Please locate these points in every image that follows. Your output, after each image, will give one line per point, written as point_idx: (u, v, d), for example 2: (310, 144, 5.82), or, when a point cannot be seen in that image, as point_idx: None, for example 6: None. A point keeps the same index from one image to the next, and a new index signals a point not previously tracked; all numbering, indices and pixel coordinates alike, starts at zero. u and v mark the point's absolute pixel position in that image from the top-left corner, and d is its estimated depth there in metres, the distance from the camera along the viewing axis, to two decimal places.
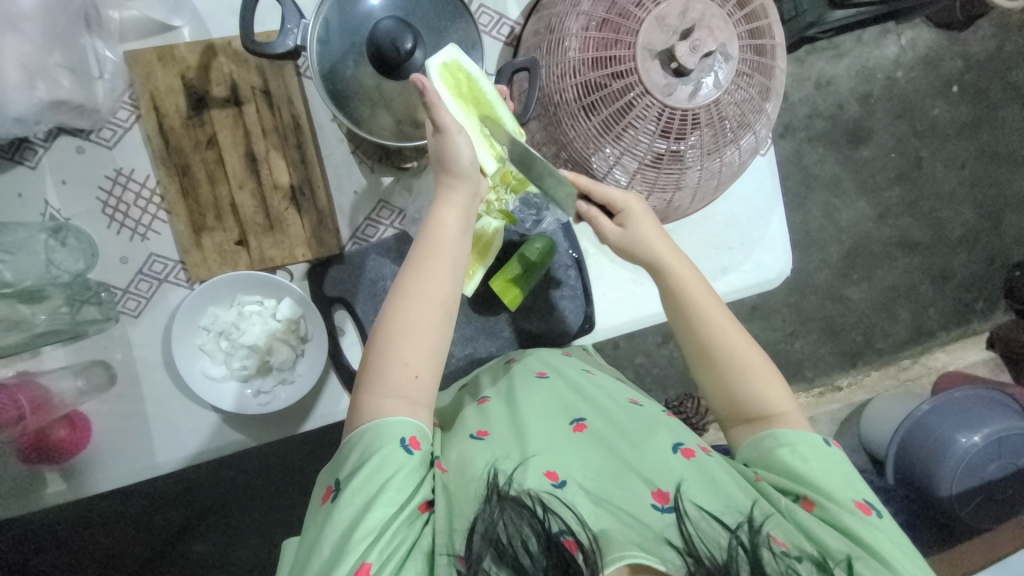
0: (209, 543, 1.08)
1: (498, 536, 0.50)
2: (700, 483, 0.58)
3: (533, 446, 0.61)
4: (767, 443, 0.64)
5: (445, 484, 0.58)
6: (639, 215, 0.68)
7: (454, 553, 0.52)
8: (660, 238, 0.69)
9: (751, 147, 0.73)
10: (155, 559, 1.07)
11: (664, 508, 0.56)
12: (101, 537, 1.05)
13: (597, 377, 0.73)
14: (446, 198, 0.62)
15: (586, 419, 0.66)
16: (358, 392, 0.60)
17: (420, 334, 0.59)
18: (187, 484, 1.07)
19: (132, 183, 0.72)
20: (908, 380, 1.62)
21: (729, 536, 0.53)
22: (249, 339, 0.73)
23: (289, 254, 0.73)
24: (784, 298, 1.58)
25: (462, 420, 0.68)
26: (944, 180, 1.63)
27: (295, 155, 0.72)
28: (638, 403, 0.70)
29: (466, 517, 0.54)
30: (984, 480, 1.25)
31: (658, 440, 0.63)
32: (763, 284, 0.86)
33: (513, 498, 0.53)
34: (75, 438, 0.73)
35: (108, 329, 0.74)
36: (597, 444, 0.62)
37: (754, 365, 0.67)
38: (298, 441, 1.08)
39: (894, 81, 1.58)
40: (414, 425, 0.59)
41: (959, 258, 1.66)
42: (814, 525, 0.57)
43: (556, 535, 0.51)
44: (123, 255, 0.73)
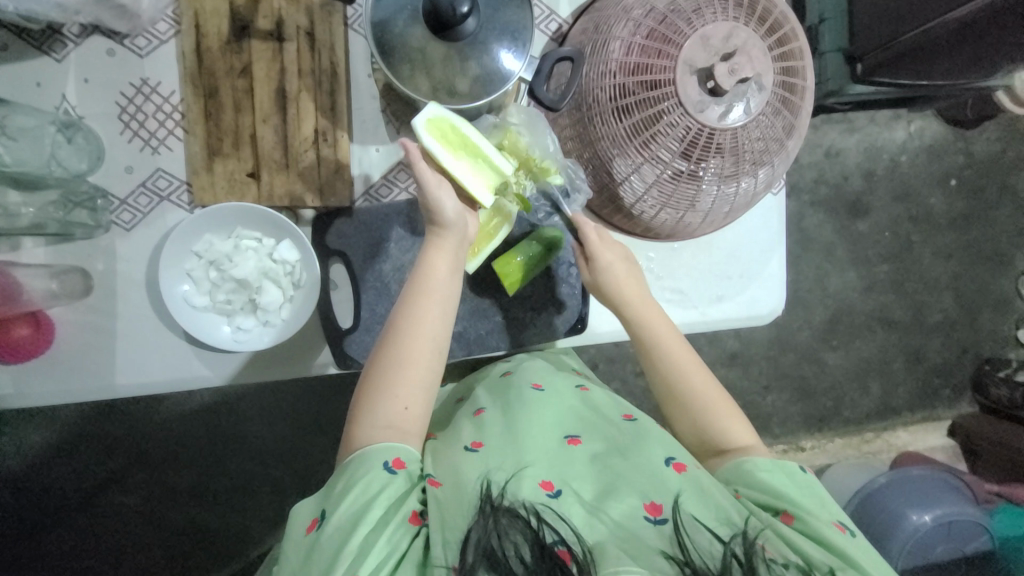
0: (141, 497, 1.04)
1: (492, 547, 0.48)
2: (694, 496, 0.57)
3: (528, 456, 0.59)
4: (747, 466, 0.63)
5: (438, 497, 0.56)
6: (613, 261, 0.74)
7: (448, 565, 0.50)
8: (632, 279, 0.74)
9: (766, 181, 0.75)
10: (83, 501, 1.03)
11: (658, 521, 0.54)
12: (32, 467, 1.01)
13: (592, 396, 0.72)
14: (436, 246, 0.67)
15: (581, 434, 0.64)
16: (351, 426, 0.61)
17: (405, 370, 0.62)
18: (133, 429, 1.03)
19: (156, 95, 0.71)
20: (868, 453, 1.65)
21: (722, 547, 0.52)
22: (239, 273, 0.71)
23: (297, 196, 0.72)
24: (763, 350, 1.61)
25: (457, 433, 0.67)
26: (929, 266, 1.70)
27: (325, 100, 0.72)
28: (631, 420, 0.68)
29: (460, 527, 0.52)
30: (929, 560, 1.27)
31: (649, 452, 0.61)
32: (753, 319, 0.88)
33: (507, 508, 0.52)
34: (35, 339, 0.70)
35: (96, 236, 0.71)
36: (594, 459, 0.61)
37: (716, 402, 0.69)
38: (259, 405, 1.05)
39: (898, 164, 1.65)
40: (401, 448, 0.59)
41: (934, 343, 1.71)
42: (799, 538, 0.57)
43: (550, 545, 0.49)
44: (129, 164, 0.72)
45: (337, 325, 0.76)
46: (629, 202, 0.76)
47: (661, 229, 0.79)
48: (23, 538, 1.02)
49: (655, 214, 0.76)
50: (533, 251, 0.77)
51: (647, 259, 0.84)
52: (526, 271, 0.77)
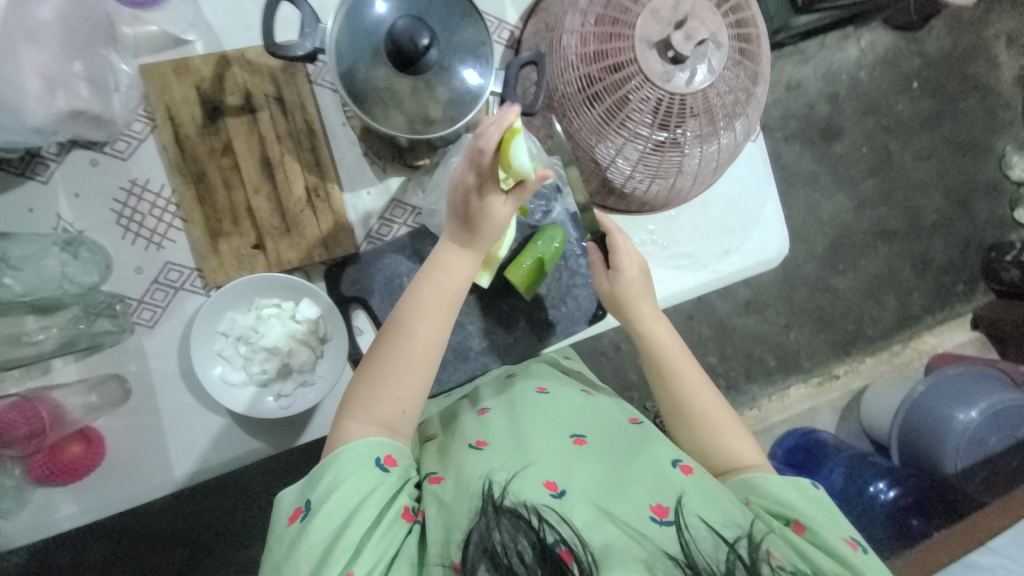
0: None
1: (493, 546, 0.53)
2: (699, 494, 0.60)
3: (535, 455, 0.62)
4: (758, 481, 0.67)
5: (440, 499, 0.60)
6: (628, 272, 0.76)
7: (449, 562, 0.54)
8: (641, 293, 0.77)
9: (744, 130, 0.77)
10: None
11: (664, 522, 0.56)
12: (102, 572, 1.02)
13: (597, 399, 0.74)
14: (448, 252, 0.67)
15: (587, 434, 0.66)
16: (348, 410, 0.63)
17: (408, 378, 0.63)
18: (186, 526, 1.05)
19: (147, 192, 0.73)
20: (901, 364, 1.67)
21: (729, 550, 0.54)
22: (269, 342, 0.73)
23: (305, 255, 0.74)
24: (775, 291, 1.62)
25: (461, 432, 0.69)
26: (913, 171, 1.73)
27: (309, 158, 0.74)
28: (638, 424, 0.71)
29: (462, 529, 0.56)
30: (987, 453, 1.29)
31: (657, 453, 0.64)
32: (763, 264, 0.90)
33: (509, 509, 0.55)
34: (89, 454, 0.71)
35: (123, 340, 0.73)
36: (601, 459, 0.63)
37: (722, 420, 0.73)
38: (298, 478, 1.05)
39: (858, 81, 1.68)
40: (392, 445, 0.61)
41: (937, 243, 1.74)
42: (807, 547, 0.59)
43: (552, 547, 0.52)
44: (138, 264, 0.73)
45: None
46: (619, 183, 0.78)
47: (655, 201, 0.81)
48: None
49: (647, 187, 0.78)
50: (542, 252, 0.78)
51: (647, 232, 0.86)
52: (540, 275, 0.80)
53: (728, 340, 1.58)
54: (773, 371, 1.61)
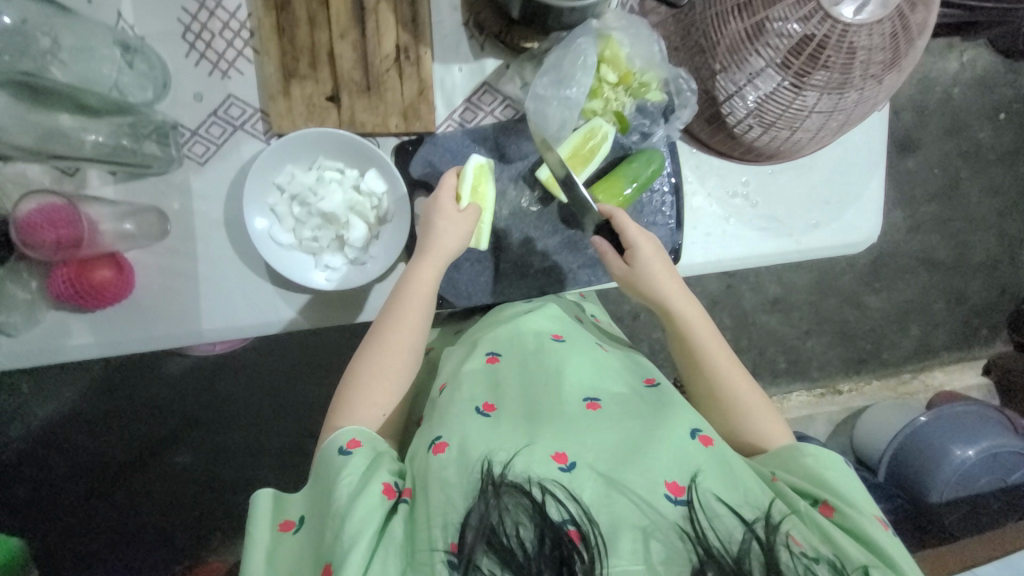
0: (193, 455, 1.10)
1: (491, 526, 0.47)
2: (716, 473, 0.54)
3: (541, 428, 0.56)
4: (789, 454, 0.61)
5: (438, 471, 0.53)
6: (649, 254, 0.67)
7: (444, 545, 0.48)
8: (667, 274, 0.68)
9: (887, 90, 0.69)
10: (140, 460, 1.09)
11: (680, 500, 0.51)
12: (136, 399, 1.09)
13: (609, 358, 0.68)
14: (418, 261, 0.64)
15: (600, 399, 0.60)
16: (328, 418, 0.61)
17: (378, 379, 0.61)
18: (185, 391, 1.10)
19: (220, 10, 0.64)
20: (905, 393, 1.65)
21: (744, 530, 0.50)
22: (326, 207, 0.67)
23: (381, 122, 0.67)
24: (805, 295, 1.58)
25: (463, 382, 0.63)
26: (977, 204, 1.65)
27: (406, 12, 0.65)
28: (655, 387, 0.65)
29: (458, 509, 0.49)
30: (973, 492, 1.30)
31: (673, 418, 0.58)
32: (848, 247, 0.84)
33: (509, 485, 0.49)
34: (119, 282, 0.66)
35: (170, 172, 0.67)
36: (613, 425, 0.57)
37: (753, 405, 0.66)
38: (301, 363, 1.11)
39: (950, 96, 1.57)
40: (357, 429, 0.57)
41: (976, 283, 1.68)
42: (833, 529, 0.55)
43: (559, 525, 0.48)
44: (198, 91, 0.66)
45: None
46: (733, 121, 0.70)
47: (764, 150, 0.74)
48: (83, 497, 1.08)
49: (761, 133, 0.71)
50: (634, 172, 0.71)
51: (741, 184, 0.79)
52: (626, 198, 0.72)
53: (746, 333, 1.54)
54: (781, 373, 1.59)
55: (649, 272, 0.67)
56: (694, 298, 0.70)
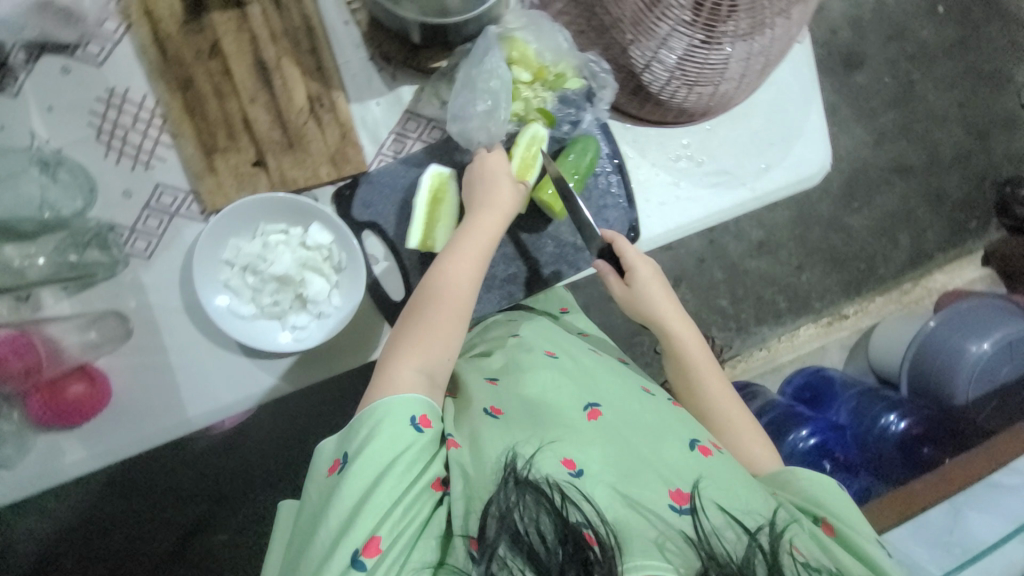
0: (228, 533, 1.07)
1: (515, 525, 0.47)
2: (716, 480, 0.54)
3: (553, 430, 0.55)
4: (786, 476, 0.62)
5: (461, 466, 0.53)
6: (647, 278, 0.71)
7: (467, 535, 0.49)
8: (667, 303, 0.72)
9: (798, 22, 0.69)
10: (177, 551, 1.06)
11: (682, 510, 0.51)
12: (153, 495, 1.06)
13: (608, 362, 0.68)
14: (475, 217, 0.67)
15: (601, 406, 0.59)
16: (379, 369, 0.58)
17: (447, 328, 0.61)
18: (203, 472, 1.07)
19: (128, 104, 0.64)
20: (911, 303, 1.64)
21: (747, 538, 0.49)
22: (279, 270, 0.67)
23: (312, 174, 0.67)
24: (788, 231, 1.57)
25: (470, 394, 0.63)
26: (935, 101, 1.64)
27: (310, 62, 0.65)
28: (651, 393, 0.65)
29: (482, 498, 0.50)
30: (998, 384, 1.25)
31: (673, 431, 0.59)
32: (804, 182, 0.83)
33: (531, 484, 0.49)
34: (93, 393, 0.66)
35: (118, 273, 0.67)
36: (617, 435, 0.56)
37: (743, 424, 0.68)
38: (311, 416, 1.09)
39: (882, 4, 1.57)
40: (424, 405, 0.56)
41: (953, 179, 1.67)
42: (833, 545, 0.55)
43: (575, 526, 0.47)
44: (126, 188, 0.66)
45: (391, 299, 0.72)
46: (657, 89, 0.70)
47: (695, 109, 0.73)
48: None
49: (686, 94, 0.71)
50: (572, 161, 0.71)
51: (682, 147, 0.79)
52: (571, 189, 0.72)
53: (739, 283, 1.53)
54: (783, 312, 1.56)
55: (648, 293, 0.71)
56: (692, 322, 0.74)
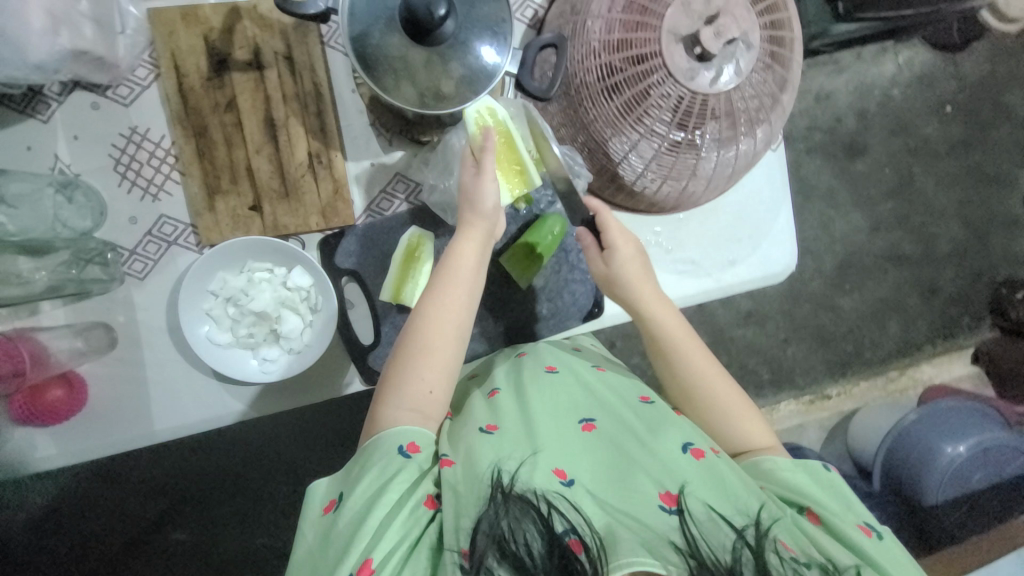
0: (190, 531, 1.06)
1: (502, 532, 0.47)
2: (706, 485, 0.55)
3: (543, 440, 0.58)
4: (767, 465, 0.62)
5: (450, 482, 0.54)
6: (627, 254, 0.71)
7: (458, 549, 0.49)
8: (644, 280, 0.71)
9: (765, 139, 0.74)
10: (133, 546, 1.05)
11: (672, 510, 0.53)
12: (113, 493, 1.04)
13: (608, 375, 0.70)
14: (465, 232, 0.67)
15: (596, 419, 0.62)
16: (376, 403, 0.61)
17: (440, 350, 0.62)
18: (168, 470, 1.05)
19: (147, 142, 0.72)
20: (895, 391, 1.52)
21: (735, 536, 0.51)
22: (258, 306, 0.72)
23: (302, 222, 0.73)
24: (779, 304, 1.47)
25: (471, 411, 0.64)
26: (934, 197, 1.56)
27: (314, 123, 0.72)
28: (650, 402, 0.66)
29: (471, 516, 0.50)
30: (968, 490, 1.18)
31: (664, 437, 0.59)
32: (767, 279, 0.87)
33: (519, 496, 0.51)
34: (70, 398, 0.71)
35: (112, 289, 0.72)
36: (607, 447, 0.59)
37: (732, 403, 0.68)
38: (281, 433, 1.07)
39: (890, 99, 1.50)
40: (417, 433, 0.58)
41: (947, 273, 1.57)
42: (820, 535, 0.55)
43: (560, 536, 0.49)
44: (133, 215, 0.72)
45: (359, 341, 0.77)
46: (630, 180, 0.75)
47: (665, 202, 0.79)
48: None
49: (658, 188, 0.76)
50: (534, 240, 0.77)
51: (654, 234, 0.84)
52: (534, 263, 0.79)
53: (722, 351, 1.44)
54: (765, 384, 1.46)
55: (626, 272, 0.71)
56: (670, 300, 0.72)
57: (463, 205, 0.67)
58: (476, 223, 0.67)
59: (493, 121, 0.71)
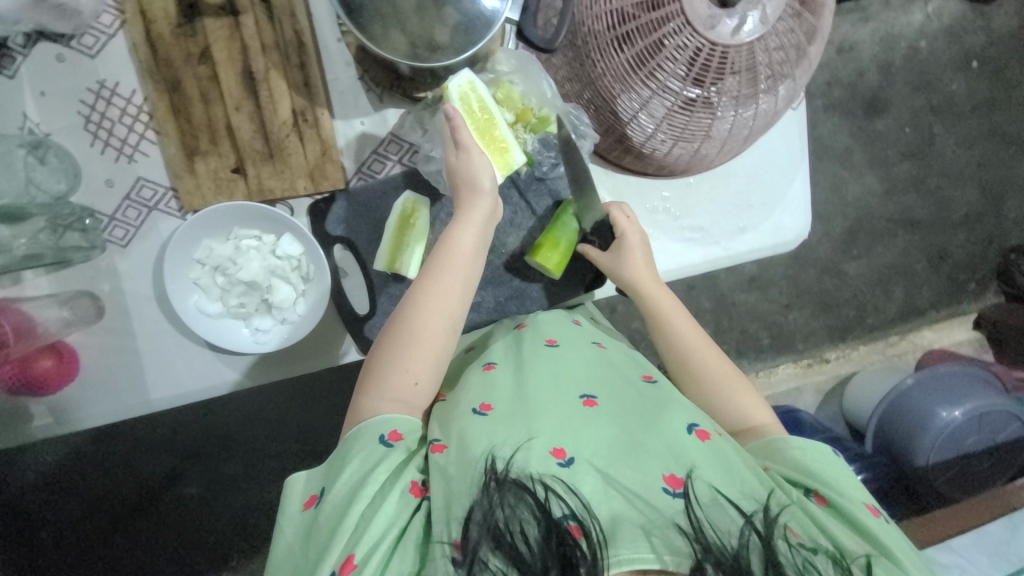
0: (200, 486, 1.08)
1: (496, 523, 0.45)
2: (712, 463, 0.53)
3: (541, 421, 0.55)
4: (777, 446, 0.60)
5: (442, 467, 0.52)
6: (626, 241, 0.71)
7: (448, 541, 0.47)
8: (644, 266, 0.71)
9: (787, 96, 0.69)
10: (146, 502, 1.07)
11: (677, 492, 0.50)
12: (122, 453, 1.05)
13: (609, 355, 0.67)
14: (462, 216, 0.64)
15: (597, 396, 0.59)
16: (359, 394, 0.59)
17: (428, 338, 0.60)
18: (176, 429, 1.06)
19: (117, 98, 0.67)
20: (894, 356, 1.51)
21: (742, 522, 0.48)
22: (246, 276, 0.69)
23: (289, 186, 0.69)
24: (784, 269, 1.44)
25: (464, 389, 0.62)
26: (953, 159, 1.49)
27: (297, 76, 0.67)
28: (652, 381, 0.64)
29: (463, 504, 0.48)
30: (960, 452, 1.18)
31: (669, 418, 0.57)
32: (778, 247, 0.84)
33: (514, 482, 0.48)
34: (61, 370, 0.68)
35: (94, 258, 0.69)
36: (610, 423, 0.56)
37: (730, 380, 0.66)
38: (284, 396, 1.07)
39: (917, 51, 1.40)
40: (397, 421, 0.56)
41: (958, 238, 1.53)
42: (827, 520, 0.53)
43: (559, 521, 0.46)
44: (109, 178, 0.68)
45: (354, 311, 0.74)
46: (639, 142, 0.70)
47: (675, 165, 0.74)
48: (99, 542, 1.06)
49: (669, 150, 0.70)
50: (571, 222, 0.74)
51: (662, 199, 0.79)
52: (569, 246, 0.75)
53: (725, 316, 1.41)
54: (765, 350, 1.45)
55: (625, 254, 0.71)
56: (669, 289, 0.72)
57: (460, 183, 0.64)
58: (474, 204, 0.64)
59: (475, 95, 0.65)
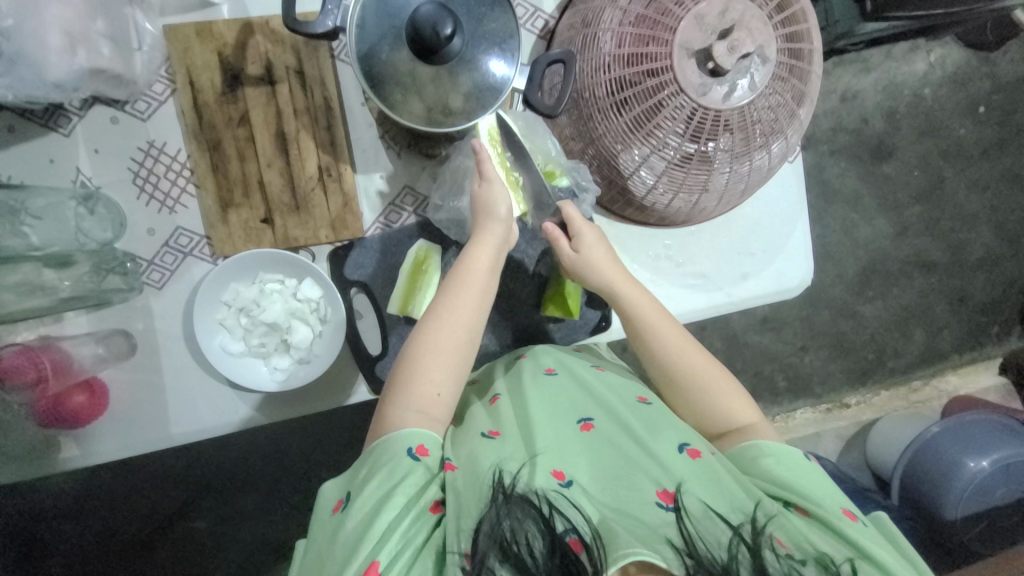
0: (207, 522, 1.09)
1: (503, 533, 0.46)
2: (705, 482, 0.53)
3: (541, 442, 0.57)
4: (753, 452, 0.60)
5: (455, 485, 0.53)
6: (592, 242, 0.71)
7: (461, 551, 0.48)
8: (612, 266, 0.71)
9: (781, 153, 0.72)
10: (158, 533, 1.09)
11: (670, 508, 0.51)
12: (139, 485, 1.08)
13: (608, 377, 0.69)
14: (480, 239, 0.67)
15: (594, 419, 0.61)
16: (384, 404, 0.61)
17: (447, 351, 0.62)
18: (189, 462, 1.09)
19: (164, 156, 0.74)
20: (918, 402, 1.47)
21: (731, 534, 0.48)
22: (269, 317, 0.73)
23: (312, 235, 0.74)
24: (796, 310, 1.43)
25: (471, 418, 0.64)
26: (965, 202, 1.49)
27: (324, 136, 0.73)
28: (647, 402, 0.65)
29: (473, 517, 0.50)
30: (990, 505, 1.13)
31: (660, 436, 0.58)
32: (782, 293, 0.85)
33: (520, 497, 0.50)
34: (92, 404, 0.73)
35: (132, 298, 0.75)
36: (607, 446, 0.58)
37: (708, 375, 0.66)
38: (297, 432, 1.10)
39: (921, 98, 1.44)
40: (424, 435, 0.58)
41: (978, 280, 1.51)
42: (809, 531, 0.53)
43: (560, 535, 0.47)
44: (150, 226, 0.75)
45: (367, 351, 0.78)
46: (640, 194, 0.74)
47: (676, 216, 0.77)
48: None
49: (669, 201, 0.74)
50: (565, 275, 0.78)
51: (664, 247, 0.83)
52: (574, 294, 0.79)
53: (738, 358, 1.40)
54: (781, 392, 1.42)
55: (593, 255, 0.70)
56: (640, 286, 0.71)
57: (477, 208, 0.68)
58: (494, 227, 0.67)
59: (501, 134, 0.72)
